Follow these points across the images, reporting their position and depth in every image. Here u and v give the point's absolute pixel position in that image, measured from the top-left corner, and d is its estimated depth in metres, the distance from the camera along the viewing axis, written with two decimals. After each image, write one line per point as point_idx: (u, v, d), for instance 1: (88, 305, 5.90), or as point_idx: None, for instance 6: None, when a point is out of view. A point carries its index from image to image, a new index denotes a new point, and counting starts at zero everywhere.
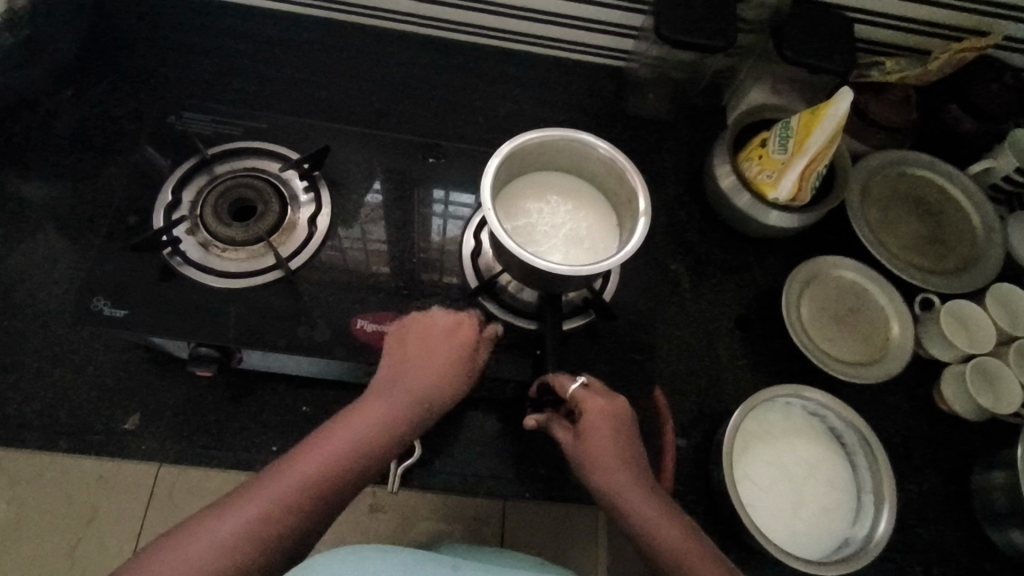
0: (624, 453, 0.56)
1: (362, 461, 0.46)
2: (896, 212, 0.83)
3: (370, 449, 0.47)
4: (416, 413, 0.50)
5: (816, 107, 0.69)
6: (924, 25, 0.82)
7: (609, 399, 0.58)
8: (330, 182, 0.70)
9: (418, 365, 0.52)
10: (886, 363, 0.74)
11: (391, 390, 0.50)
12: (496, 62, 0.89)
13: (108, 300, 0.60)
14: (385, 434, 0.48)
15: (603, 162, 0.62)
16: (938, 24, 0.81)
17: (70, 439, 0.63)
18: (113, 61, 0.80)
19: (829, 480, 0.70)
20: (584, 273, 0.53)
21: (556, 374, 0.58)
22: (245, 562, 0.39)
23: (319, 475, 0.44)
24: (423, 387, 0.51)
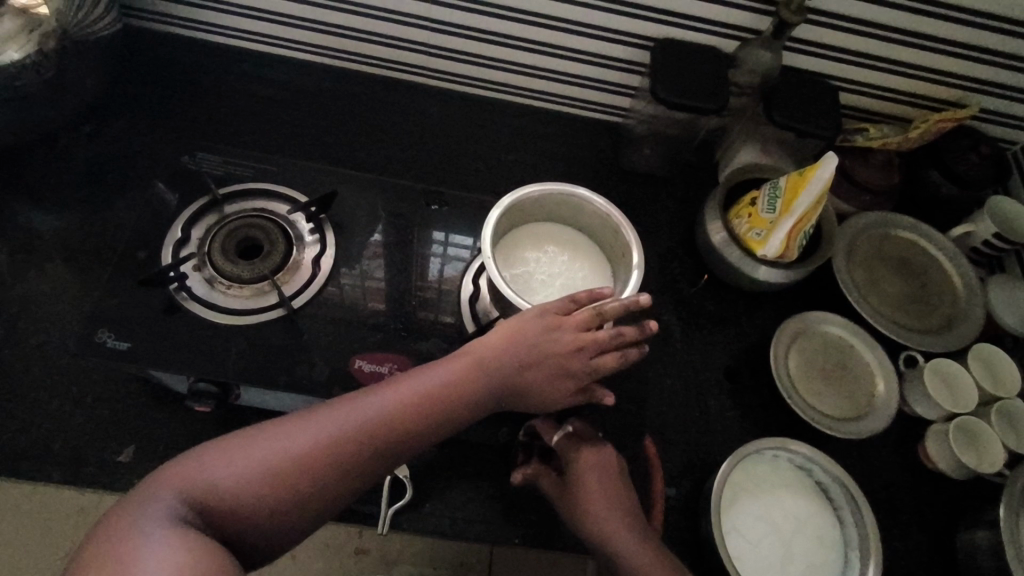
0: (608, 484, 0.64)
1: (424, 417, 0.54)
2: (880, 270, 0.86)
3: (424, 413, 0.54)
4: (492, 381, 0.57)
5: (803, 170, 0.72)
6: (905, 96, 0.86)
7: (597, 449, 0.65)
8: (335, 224, 0.72)
9: (508, 350, 0.58)
10: (870, 419, 0.76)
11: (492, 348, 0.58)
12: (501, 114, 0.93)
13: (112, 333, 0.62)
14: (442, 402, 0.55)
15: (599, 216, 0.65)
16: (918, 96, 0.86)
17: (61, 471, 0.63)
18: (132, 102, 0.84)
19: (817, 535, 0.70)
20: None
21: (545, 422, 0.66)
22: (329, 462, 0.50)
23: (406, 409, 0.54)
24: (516, 353, 0.58)
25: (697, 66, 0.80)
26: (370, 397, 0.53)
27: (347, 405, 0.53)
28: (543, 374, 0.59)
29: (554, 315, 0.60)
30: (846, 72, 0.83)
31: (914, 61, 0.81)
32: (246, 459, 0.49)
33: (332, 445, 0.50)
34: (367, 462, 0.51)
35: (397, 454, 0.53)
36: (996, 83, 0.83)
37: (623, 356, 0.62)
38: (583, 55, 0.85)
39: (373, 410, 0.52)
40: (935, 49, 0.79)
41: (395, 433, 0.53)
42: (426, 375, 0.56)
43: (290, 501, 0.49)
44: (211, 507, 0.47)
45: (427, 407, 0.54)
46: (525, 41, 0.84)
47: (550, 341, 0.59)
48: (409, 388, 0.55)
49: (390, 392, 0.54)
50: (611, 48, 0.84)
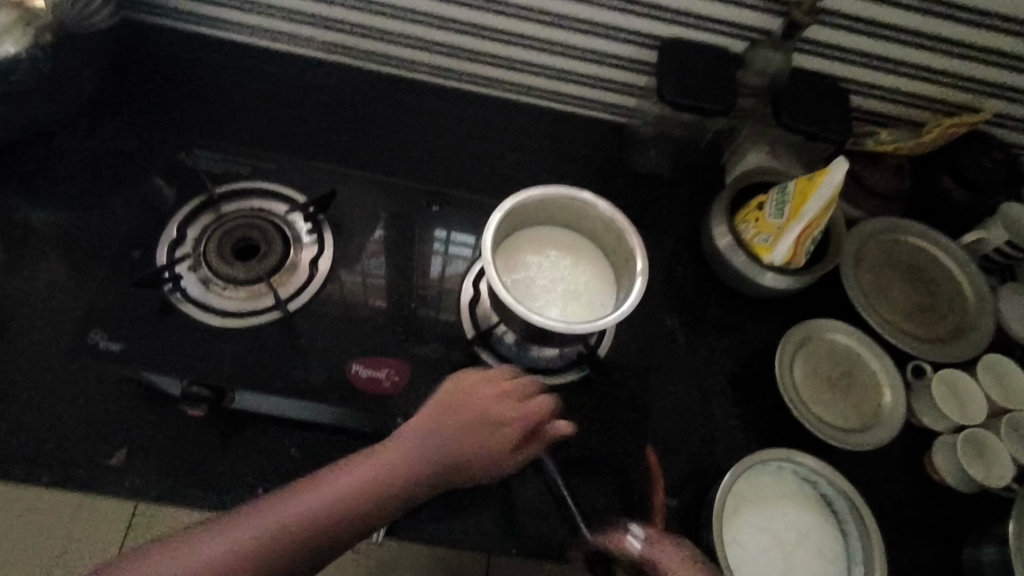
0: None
1: (352, 513, 0.51)
2: (889, 278, 0.84)
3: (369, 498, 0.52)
4: (424, 465, 0.55)
5: (812, 175, 0.71)
6: (917, 99, 0.85)
7: (676, 553, 0.58)
8: (334, 224, 0.71)
9: (451, 426, 0.57)
10: (877, 429, 0.74)
11: (421, 433, 0.56)
12: (504, 113, 0.92)
13: (105, 334, 0.61)
14: (372, 493, 0.52)
15: (603, 220, 0.63)
16: (930, 100, 0.84)
17: (54, 474, 0.62)
18: (130, 96, 0.83)
19: (820, 549, 0.69)
20: (578, 330, 0.55)
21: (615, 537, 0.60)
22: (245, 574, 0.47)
23: (329, 510, 0.50)
24: (445, 433, 0.56)
25: (705, 67, 0.78)
26: (292, 497, 0.51)
27: (269, 507, 0.50)
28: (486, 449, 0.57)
29: (461, 383, 0.59)
30: (858, 75, 0.82)
31: (927, 64, 0.79)
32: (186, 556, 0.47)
33: (247, 555, 0.48)
34: (290, 565, 0.49)
35: (323, 553, 0.50)
36: (1011, 87, 0.81)
37: (566, 423, 0.62)
38: (589, 54, 0.84)
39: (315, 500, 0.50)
40: (950, 52, 0.77)
41: (337, 522, 0.51)
42: (357, 465, 0.53)
43: None
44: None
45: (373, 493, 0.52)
46: (530, 39, 0.82)
47: (489, 414, 0.58)
48: (355, 473, 0.53)
49: (336, 477, 0.52)
50: (618, 47, 0.82)
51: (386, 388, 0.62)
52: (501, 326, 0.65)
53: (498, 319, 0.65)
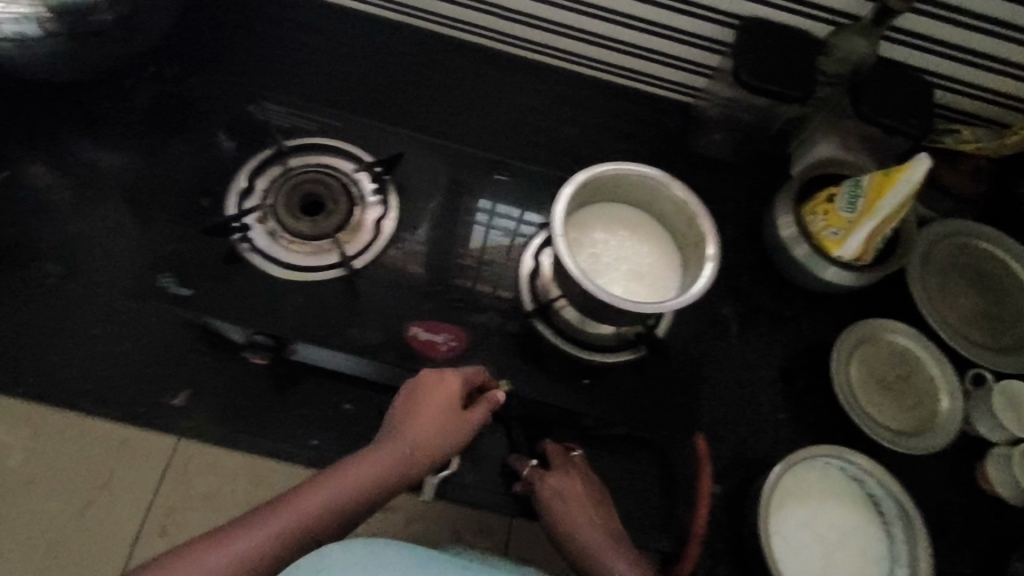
0: (581, 508, 0.63)
1: (286, 546, 0.47)
2: (955, 282, 0.81)
3: (335, 517, 0.49)
4: (369, 491, 0.51)
5: (890, 169, 0.69)
6: (1003, 96, 0.81)
7: (564, 462, 0.66)
8: (398, 186, 0.70)
9: (415, 432, 0.55)
10: (930, 436, 0.73)
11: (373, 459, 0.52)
12: (570, 85, 0.90)
13: (175, 278, 0.62)
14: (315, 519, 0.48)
15: (674, 201, 0.62)
16: (1017, 97, 0.80)
17: (123, 410, 0.64)
18: (196, 44, 0.80)
19: (862, 549, 0.68)
20: (646, 310, 0.55)
21: (515, 456, 0.67)
22: None
23: (262, 546, 0.46)
24: (396, 459, 0.53)
25: (785, 50, 0.76)
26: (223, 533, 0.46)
27: (196, 550, 0.45)
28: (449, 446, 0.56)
29: (418, 402, 0.56)
30: (944, 67, 0.78)
31: (1018, 59, 0.75)
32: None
33: None
34: None
35: None
36: None
37: (498, 400, 0.60)
38: (662, 29, 0.81)
39: (283, 523, 0.47)
40: None
41: (285, 551, 0.47)
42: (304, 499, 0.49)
43: None
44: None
45: (340, 506, 0.50)
46: (603, 11, 0.80)
47: (445, 428, 0.56)
48: (319, 495, 0.49)
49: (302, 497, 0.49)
50: (693, 23, 0.80)
51: (446, 353, 0.63)
52: (561, 300, 0.64)
53: (559, 293, 0.64)
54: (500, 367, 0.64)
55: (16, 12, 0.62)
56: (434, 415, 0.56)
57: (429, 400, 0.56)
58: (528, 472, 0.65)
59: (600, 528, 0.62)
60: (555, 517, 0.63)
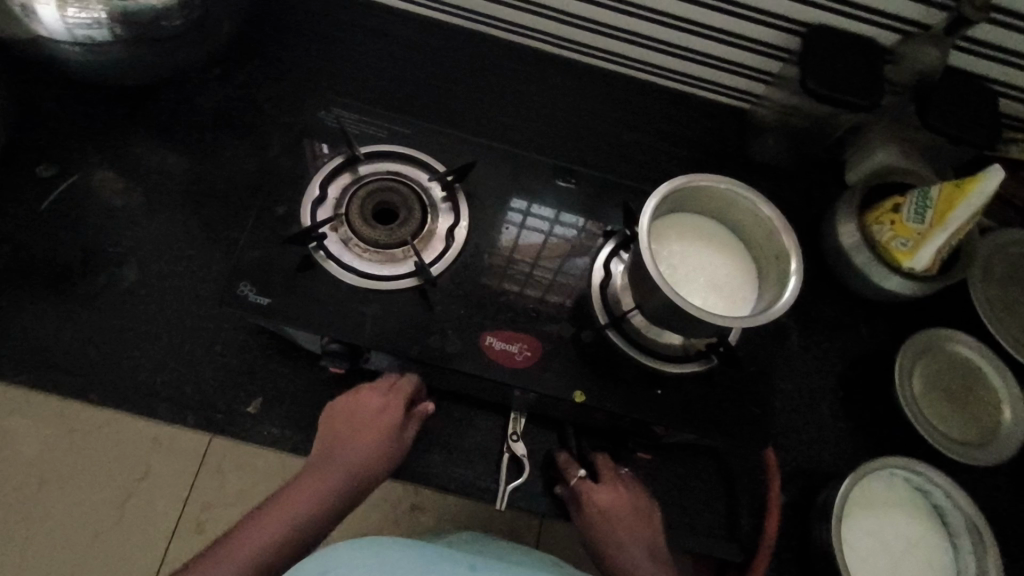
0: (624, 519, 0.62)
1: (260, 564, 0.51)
2: (1016, 292, 0.81)
3: (299, 534, 0.54)
4: (321, 501, 0.56)
5: (962, 180, 0.68)
6: None
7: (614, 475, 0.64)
8: (468, 194, 0.70)
9: (349, 445, 0.59)
10: (994, 447, 0.73)
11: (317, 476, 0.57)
12: (625, 90, 0.90)
13: (254, 286, 0.62)
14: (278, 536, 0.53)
15: (753, 213, 0.62)
16: None
17: (198, 416, 0.64)
18: (259, 50, 0.82)
19: (927, 559, 0.68)
20: (732, 324, 0.55)
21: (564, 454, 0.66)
22: None
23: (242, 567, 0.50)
24: (341, 471, 0.58)
25: (854, 58, 0.75)
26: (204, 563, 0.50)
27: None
28: (387, 451, 0.60)
29: (347, 418, 0.61)
30: (1010, 77, 0.78)
31: None
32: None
33: None
34: None
35: None
36: None
37: (426, 406, 0.64)
38: (725, 35, 0.81)
39: (240, 556, 0.51)
40: None
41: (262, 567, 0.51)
42: (263, 524, 0.53)
43: None
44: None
45: (300, 521, 0.54)
46: (665, 16, 0.80)
47: (378, 433, 0.60)
48: (272, 519, 0.54)
49: (248, 528, 0.53)
50: (756, 29, 0.79)
51: (521, 363, 0.63)
52: (636, 311, 0.64)
53: (634, 305, 0.65)
54: (575, 377, 0.64)
55: (86, 17, 0.63)
56: (366, 425, 0.60)
57: (362, 415, 0.61)
58: (576, 477, 0.63)
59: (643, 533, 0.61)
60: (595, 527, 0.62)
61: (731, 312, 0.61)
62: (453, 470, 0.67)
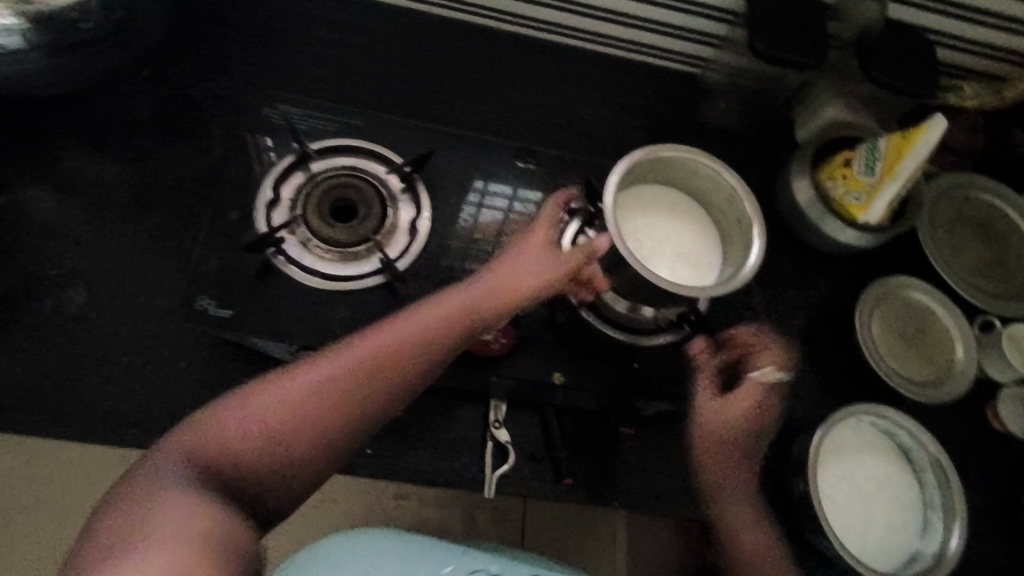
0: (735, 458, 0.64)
1: (355, 396, 0.50)
2: (961, 234, 0.85)
3: (412, 366, 0.53)
4: (447, 336, 0.55)
5: (908, 131, 0.70)
6: (988, 48, 0.83)
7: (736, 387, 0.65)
8: (428, 183, 0.68)
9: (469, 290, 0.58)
10: (950, 383, 0.77)
11: (447, 304, 0.56)
12: (577, 60, 0.88)
13: (213, 299, 0.59)
14: (387, 367, 0.52)
15: (714, 179, 0.63)
16: (1001, 49, 0.83)
17: (168, 438, 0.62)
18: (191, 45, 0.78)
19: (897, 496, 0.72)
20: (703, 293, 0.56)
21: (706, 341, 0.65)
22: (270, 444, 0.48)
23: (339, 389, 0.50)
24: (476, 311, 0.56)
25: (799, 16, 0.75)
26: (312, 374, 0.50)
27: (278, 390, 0.49)
28: (508, 306, 0.58)
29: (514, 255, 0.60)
30: (943, 26, 0.80)
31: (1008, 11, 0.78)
32: (210, 442, 0.46)
33: (253, 437, 0.47)
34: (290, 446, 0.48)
35: (325, 441, 0.49)
36: None
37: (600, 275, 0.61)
38: None
39: (344, 378, 0.50)
40: None
41: (362, 395, 0.51)
42: (375, 343, 0.53)
43: (280, 465, 0.48)
44: (220, 472, 0.45)
45: (418, 354, 0.54)
46: None
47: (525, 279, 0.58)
48: (388, 341, 0.53)
49: (338, 353, 0.52)
50: None
51: (586, 300, 0.64)
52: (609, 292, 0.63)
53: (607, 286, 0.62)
54: None
55: None
56: (524, 271, 0.59)
57: (505, 261, 0.60)
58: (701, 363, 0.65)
59: (743, 484, 0.65)
60: (720, 425, 0.63)
61: (701, 279, 0.62)
62: (437, 463, 0.67)
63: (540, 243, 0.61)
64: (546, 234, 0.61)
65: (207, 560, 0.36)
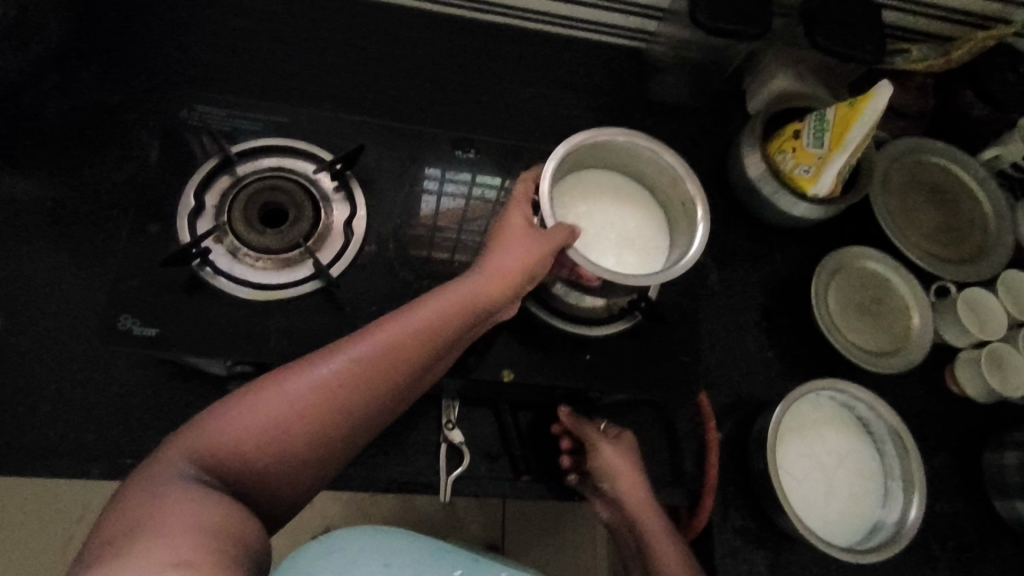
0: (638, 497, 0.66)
1: (360, 393, 0.47)
2: (913, 200, 0.84)
3: (418, 358, 0.50)
4: (450, 322, 0.51)
5: (854, 100, 0.68)
6: (932, 8, 0.82)
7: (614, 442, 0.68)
8: (362, 180, 0.65)
9: (466, 277, 0.54)
10: (906, 351, 0.77)
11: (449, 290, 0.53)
12: (517, 41, 0.85)
13: (137, 318, 0.56)
14: (393, 360, 0.49)
15: (655, 161, 0.61)
16: (946, 8, 0.82)
17: (104, 465, 0.59)
18: (105, 46, 0.73)
19: (858, 469, 0.72)
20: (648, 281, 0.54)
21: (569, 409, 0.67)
22: (271, 450, 0.44)
23: (344, 385, 0.47)
24: (476, 294, 0.53)
25: None
26: (311, 372, 0.46)
27: (275, 390, 0.45)
28: (507, 291, 0.54)
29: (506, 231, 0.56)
30: None
31: None
32: (214, 443, 0.43)
33: (253, 439, 0.44)
34: (295, 449, 0.45)
35: (329, 442, 0.46)
36: None
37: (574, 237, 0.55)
38: None
39: (347, 374, 0.47)
40: None
41: (368, 392, 0.48)
42: (377, 335, 0.49)
43: (283, 470, 0.45)
44: (229, 473, 0.42)
45: (423, 345, 0.50)
46: None
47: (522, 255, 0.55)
48: (392, 331, 0.49)
49: (340, 348, 0.48)
50: None
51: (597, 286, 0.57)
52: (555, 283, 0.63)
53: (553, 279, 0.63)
54: (501, 356, 0.62)
55: None
56: (521, 247, 0.55)
57: (499, 238, 0.56)
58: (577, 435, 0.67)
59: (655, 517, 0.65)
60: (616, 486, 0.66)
61: (648, 264, 0.60)
62: (391, 469, 0.65)
63: (524, 220, 0.57)
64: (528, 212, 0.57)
65: (218, 550, 0.33)
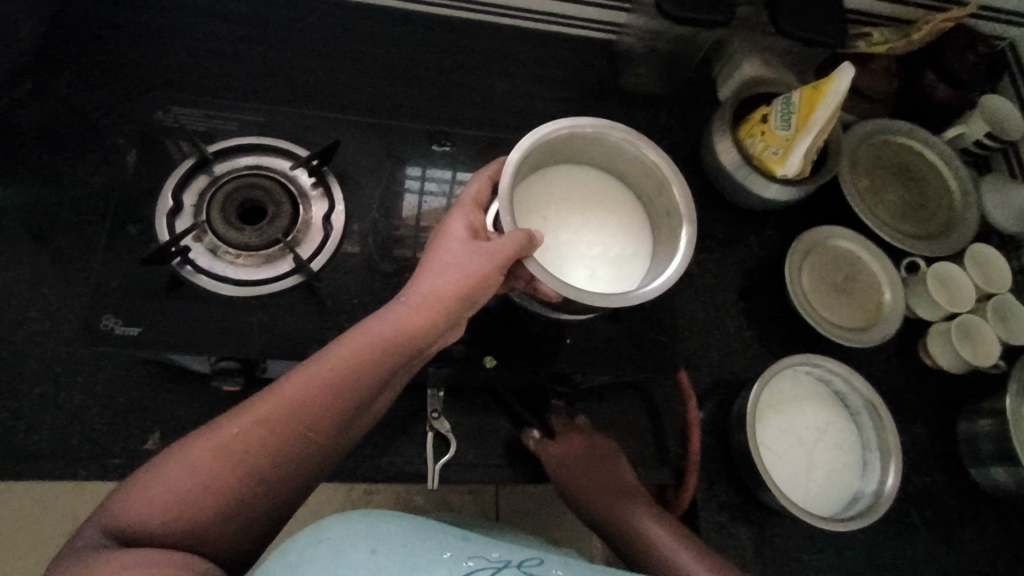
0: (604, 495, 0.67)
1: (295, 424, 0.47)
2: (882, 179, 0.86)
3: (352, 386, 0.49)
4: (382, 350, 0.51)
5: (819, 82, 0.70)
6: None
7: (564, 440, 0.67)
8: (340, 175, 0.66)
9: (401, 302, 0.54)
10: (878, 326, 0.79)
11: (382, 317, 0.52)
12: (489, 38, 0.86)
13: (118, 318, 0.56)
14: (325, 392, 0.48)
15: (641, 161, 0.64)
16: None
17: (89, 467, 0.59)
18: (77, 53, 0.74)
19: (836, 442, 0.74)
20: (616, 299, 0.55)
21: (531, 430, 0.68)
22: (208, 497, 0.44)
23: (275, 420, 0.47)
24: (410, 318, 0.52)
25: None
26: (241, 413, 0.47)
27: (207, 436, 0.46)
28: (440, 314, 0.53)
29: (442, 249, 0.56)
30: None
31: None
32: (133, 512, 0.42)
33: (187, 490, 0.44)
34: (234, 491, 0.45)
35: (270, 477, 0.46)
36: None
37: (527, 243, 0.54)
38: None
39: (279, 408, 0.47)
40: None
41: (302, 425, 0.47)
42: (308, 371, 0.49)
43: (225, 514, 0.44)
44: (159, 533, 0.42)
45: (356, 372, 0.50)
46: None
47: (454, 273, 0.54)
48: (322, 363, 0.49)
49: (259, 396, 0.48)
50: None
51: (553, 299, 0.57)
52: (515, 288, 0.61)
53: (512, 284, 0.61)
54: (482, 344, 0.63)
55: None
56: (454, 265, 0.54)
57: (434, 257, 0.56)
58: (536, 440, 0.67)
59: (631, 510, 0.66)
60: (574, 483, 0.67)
61: (623, 271, 0.62)
62: (379, 462, 0.66)
63: (469, 231, 0.57)
64: (475, 220, 0.58)
65: None
